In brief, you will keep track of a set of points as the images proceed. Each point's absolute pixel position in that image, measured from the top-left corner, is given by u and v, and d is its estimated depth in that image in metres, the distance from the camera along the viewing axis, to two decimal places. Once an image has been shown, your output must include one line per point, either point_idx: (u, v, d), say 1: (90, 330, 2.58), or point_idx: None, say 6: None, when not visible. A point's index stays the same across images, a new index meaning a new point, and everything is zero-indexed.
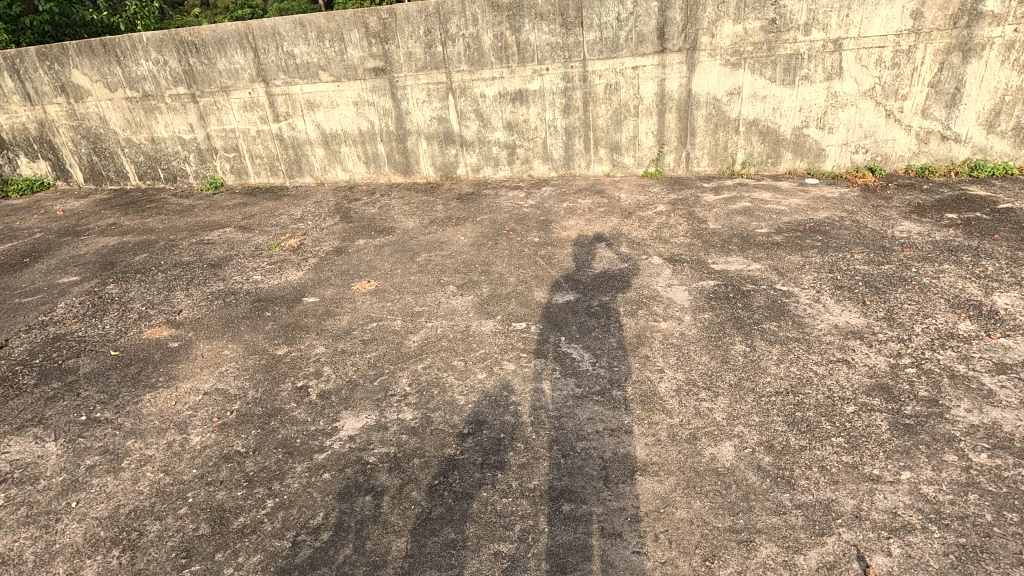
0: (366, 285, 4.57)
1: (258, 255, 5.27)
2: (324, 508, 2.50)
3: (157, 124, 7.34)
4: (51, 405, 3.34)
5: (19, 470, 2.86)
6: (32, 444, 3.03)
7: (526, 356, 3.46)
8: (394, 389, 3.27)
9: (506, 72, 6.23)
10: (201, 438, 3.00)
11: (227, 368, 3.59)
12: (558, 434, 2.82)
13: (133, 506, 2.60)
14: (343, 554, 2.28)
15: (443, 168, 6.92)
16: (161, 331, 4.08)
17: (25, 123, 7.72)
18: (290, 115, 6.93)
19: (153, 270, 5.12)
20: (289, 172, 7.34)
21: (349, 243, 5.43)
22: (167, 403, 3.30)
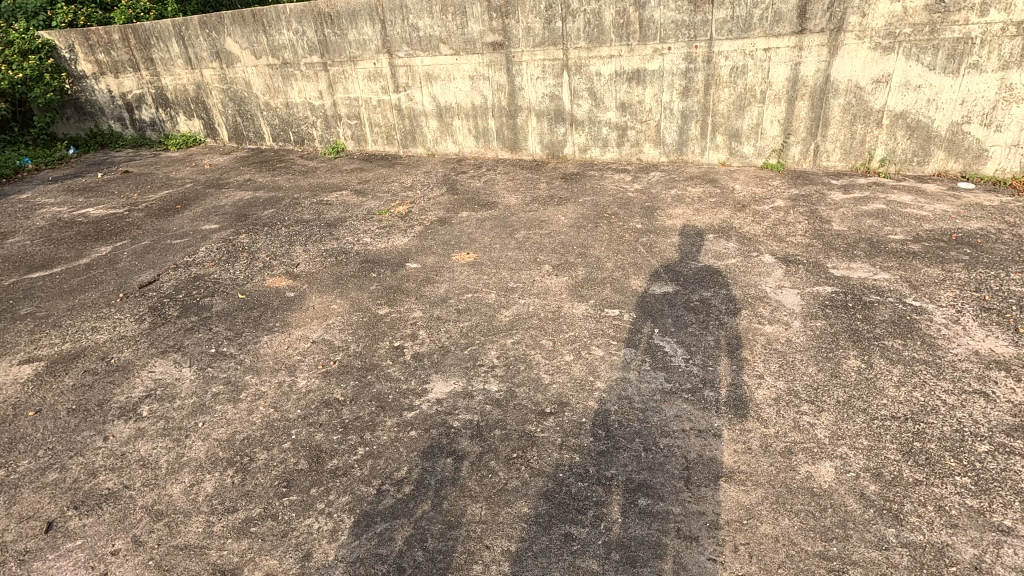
0: (465, 257, 4.69)
1: (369, 219, 5.59)
2: (408, 463, 2.64)
3: (292, 90, 7.95)
4: (188, 336, 3.80)
5: (161, 387, 3.31)
6: (171, 367, 3.48)
7: (616, 344, 3.40)
8: (483, 359, 3.36)
9: (625, 50, 6.03)
10: (307, 381, 3.28)
11: (333, 321, 3.88)
12: (642, 426, 2.76)
13: (247, 433, 2.91)
14: (421, 509, 2.41)
15: (551, 146, 6.88)
16: (281, 281, 4.48)
17: (185, 84, 8.68)
18: (409, 86, 7.20)
19: (278, 224, 5.61)
20: (403, 141, 7.66)
21: (453, 214, 5.59)
22: (281, 346, 3.63)
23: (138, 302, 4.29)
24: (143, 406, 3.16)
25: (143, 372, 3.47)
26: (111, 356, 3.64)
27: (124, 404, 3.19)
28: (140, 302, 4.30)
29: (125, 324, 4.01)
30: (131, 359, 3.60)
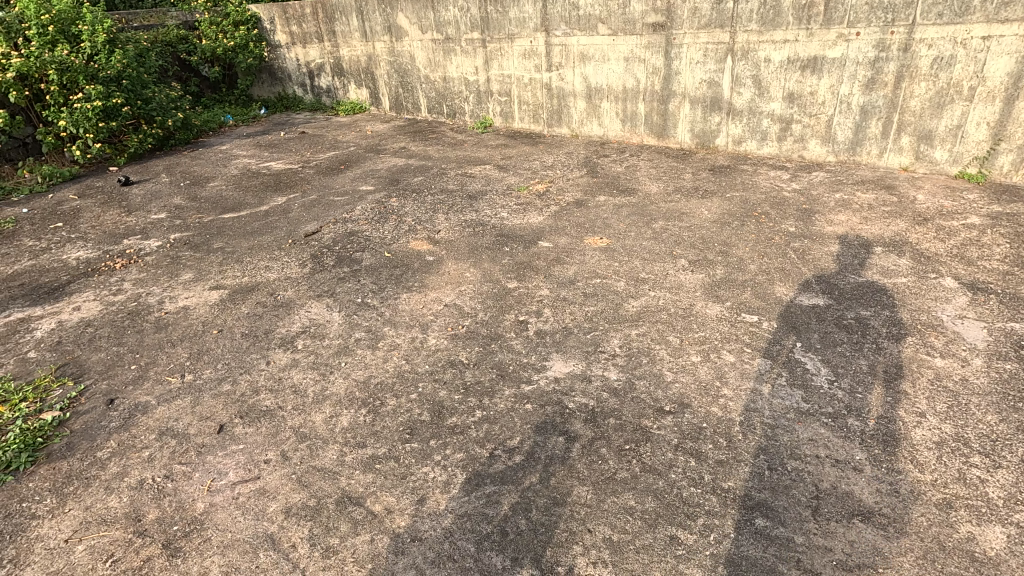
0: (598, 241, 4.64)
1: (508, 194, 5.74)
2: (521, 434, 2.73)
3: (451, 65, 8.33)
4: (340, 284, 4.22)
5: (314, 326, 3.73)
6: (324, 310, 3.90)
7: (749, 352, 3.18)
8: (605, 346, 3.33)
9: (802, 35, 5.48)
10: (436, 341, 3.50)
11: (465, 288, 4.07)
12: (769, 443, 2.57)
13: (380, 379, 3.19)
14: (529, 480, 2.47)
15: (701, 135, 6.51)
16: (423, 245, 4.78)
17: (359, 56, 9.48)
18: (562, 65, 7.20)
19: (425, 191, 5.97)
20: (549, 120, 7.71)
21: (590, 197, 5.55)
22: (417, 305, 3.90)
23: (303, 249, 4.84)
24: (299, 340, 3.59)
25: (301, 311, 3.92)
26: (278, 293, 4.16)
27: (285, 336, 3.65)
28: (304, 249, 4.84)
29: (291, 266, 4.55)
30: (293, 298, 4.09)
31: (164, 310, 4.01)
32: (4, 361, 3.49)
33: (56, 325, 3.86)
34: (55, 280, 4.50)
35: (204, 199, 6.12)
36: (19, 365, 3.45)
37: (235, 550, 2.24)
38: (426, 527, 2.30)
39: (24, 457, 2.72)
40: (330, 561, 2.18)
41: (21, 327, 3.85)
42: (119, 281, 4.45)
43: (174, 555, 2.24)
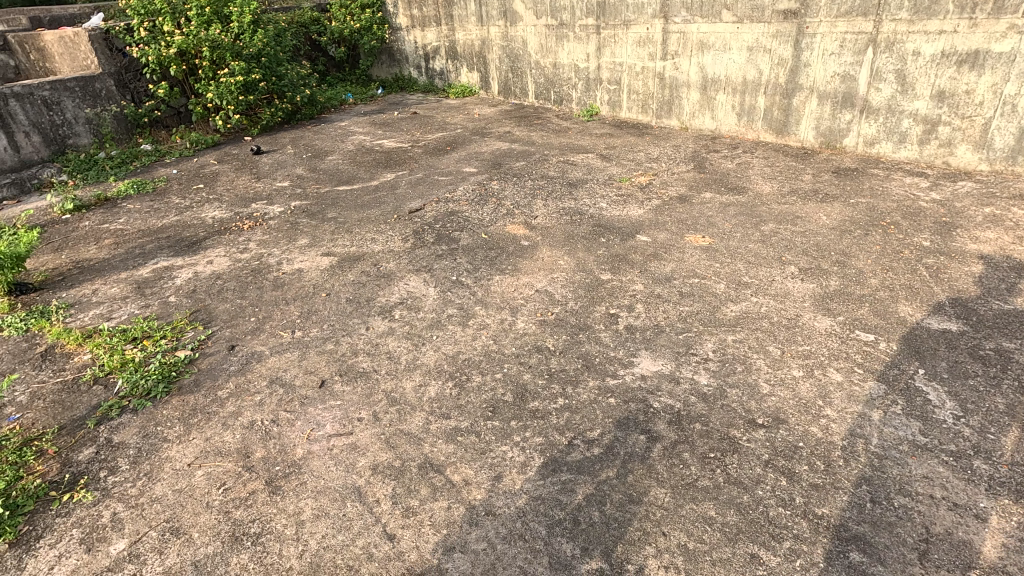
0: (699, 240, 4.45)
1: (609, 185, 5.64)
2: (602, 427, 2.70)
3: (562, 51, 8.28)
4: (437, 261, 4.39)
5: (411, 298, 3.91)
6: (421, 284, 4.08)
7: (861, 373, 2.92)
8: (697, 349, 3.20)
9: (964, 25, 4.84)
10: (525, 324, 3.54)
11: (558, 276, 4.07)
12: (874, 474, 2.35)
13: (468, 356, 3.29)
14: (606, 474, 2.45)
15: (827, 134, 6.00)
16: (519, 230, 4.84)
17: (473, 40, 9.68)
18: (678, 54, 6.91)
19: (525, 176, 6.02)
20: (659, 111, 7.45)
21: (695, 193, 5.32)
22: (509, 288, 3.96)
23: (406, 224, 5.07)
24: (396, 311, 3.78)
25: (400, 283, 4.12)
26: (381, 264, 4.40)
27: (384, 305, 3.86)
28: (408, 224, 5.07)
29: (394, 240, 4.79)
30: (394, 270, 4.30)
31: (281, 271, 4.38)
32: (150, 303, 3.99)
33: (192, 276, 4.35)
34: (194, 236, 5.05)
35: (322, 171, 6.58)
36: (162, 307, 3.93)
37: (326, 496, 2.44)
38: (500, 503, 2.35)
39: (161, 387, 3.11)
40: (409, 521, 2.30)
41: (165, 274, 4.38)
42: (246, 241, 4.92)
43: (275, 492, 2.47)
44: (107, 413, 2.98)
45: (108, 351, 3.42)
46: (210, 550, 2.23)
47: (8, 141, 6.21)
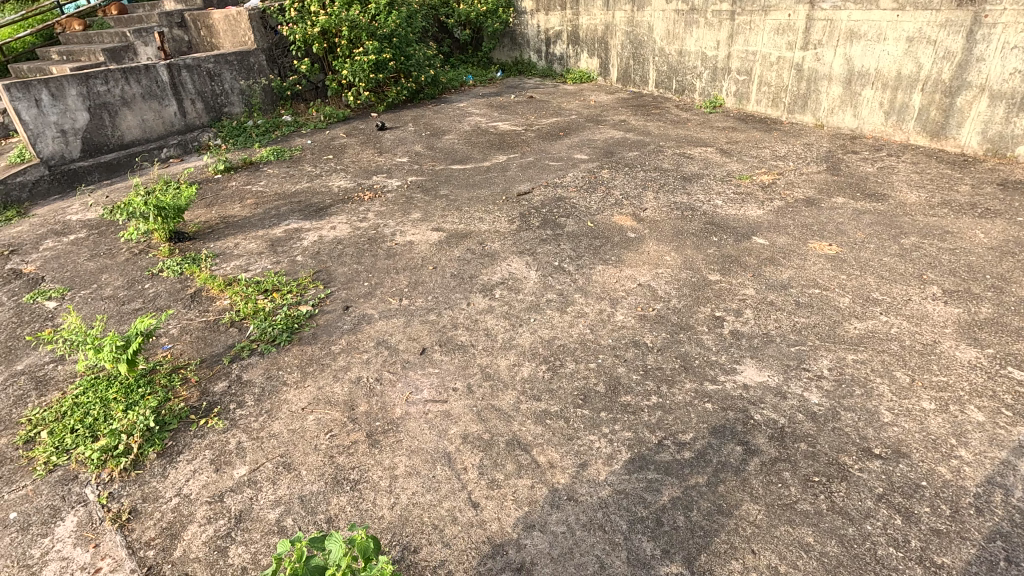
0: (824, 248, 4.10)
1: (727, 181, 5.35)
2: (696, 432, 2.61)
3: (690, 38, 7.92)
4: (541, 245, 4.42)
5: (513, 279, 3.98)
6: (523, 266, 4.13)
7: (1009, 416, 2.55)
8: (811, 365, 2.97)
9: None
10: (623, 317, 3.48)
11: (663, 272, 3.95)
12: (1012, 530, 2.07)
13: (563, 342, 3.30)
14: (695, 480, 2.37)
15: (996, 140, 5.23)
16: (626, 221, 4.73)
17: (597, 25, 9.52)
18: (821, 43, 6.33)
19: (638, 167, 5.86)
20: (791, 106, 6.91)
21: (824, 197, 4.89)
22: (610, 279, 3.91)
23: (513, 206, 5.14)
24: (497, 290, 3.87)
25: (503, 263, 4.20)
26: (486, 243, 4.51)
27: (486, 283, 3.96)
28: (515, 207, 5.14)
29: (501, 221, 4.88)
30: (498, 250, 4.40)
31: (394, 241, 4.63)
32: (280, 260, 4.41)
33: (317, 238, 4.73)
34: (321, 202, 5.48)
35: (439, 149, 6.84)
36: (290, 264, 4.32)
37: (419, 456, 2.58)
38: (582, 491, 2.36)
39: (284, 336, 3.44)
40: (492, 493, 2.38)
41: (294, 235, 4.81)
42: (365, 211, 5.26)
43: (374, 446, 2.66)
44: (239, 353, 3.35)
45: (243, 299, 3.84)
46: (314, 488, 2.46)
47: (177, 106, 7.01)
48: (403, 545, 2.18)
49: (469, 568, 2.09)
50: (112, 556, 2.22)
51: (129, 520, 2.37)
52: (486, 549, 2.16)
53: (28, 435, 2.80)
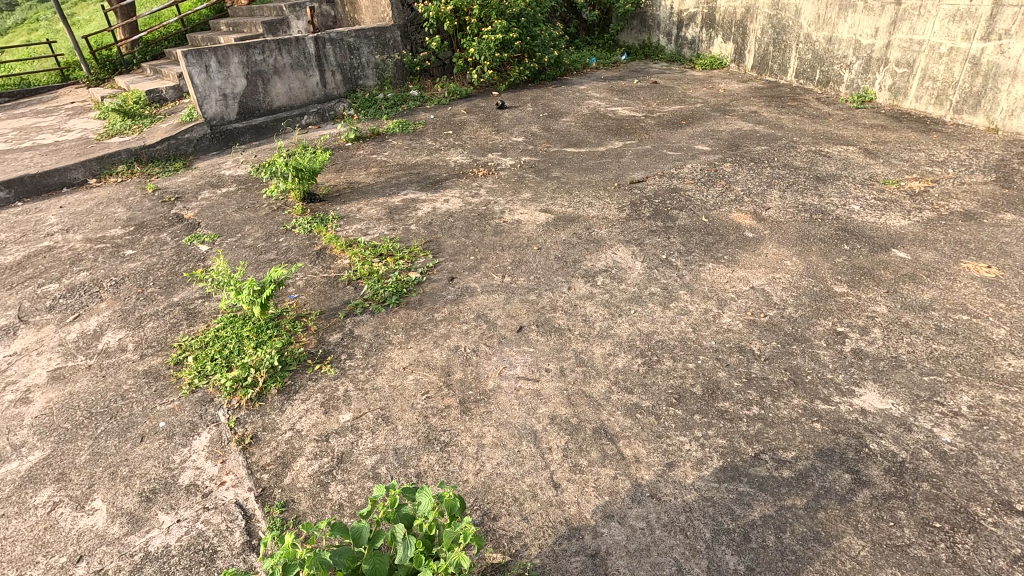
0: (980, 269, 3.59)
1: (868, 185, 4.83)
2: (798, 451, 2.43)
3: (843, 23, 7.18)
4: (650, 236, 4.28)
5: (617, 268, 3.91)
6: (629, 256, 4.04)
7: None
8: (946, 399, 2.64)
9: None
10: (731, 320, 3.30)
11: (780, 277, 3.68)
12: None
13: (662, 338, 3.20)
14: (792, 501, 2.22)
15: None
16: (745, 219, 4.45)
17: (737, 8, 8.92)
18: (1008, 34, 5.48)
19: (765, 163, 5.47)
20: (959, 104, 6.08)
21: (988, 212, 4.27)
22: (721, 279, 3.71)
23: (625, 194, 5.02)
24: (600, 277, 3.82)
25: (608, 251, 4.14)
26: (593, 229, 4.46)
27: (589, 269, 3.93)
28: (626, 195, 5.02)
29: (610, 208, 4.80)
30: (605, 237, 4.33)
31: (502, 219, 4.72)
32: (396, 227, 4.67)
33: (431, 210, 4.95)
34: (437, 176, 5.71)
35: (555, 131, 6.82)
36: (404, 232, 4.56)
37: (506, 430, 2.65)
38: (667, 491, 2.30)
39: (394, 299, 3.66)
40: (574, 477, 2.40)
41: (411, 205, 5.06)
42: (478, 187, 5.40)
43: (465, 413, 2.77)
44: (353, 310, 3.62)
45: (360, 260, 4.13)
46: (408, 443, 2.62)
47: (320, 77, 7.56)
48: (483, 511, 2.27)
49: (544, 544, 2.13)
50: (234, 473, 2.53)
51: (250, 444, 2.68)
52: (562, 530, 2.18)
53: (178, 358, 3.24)
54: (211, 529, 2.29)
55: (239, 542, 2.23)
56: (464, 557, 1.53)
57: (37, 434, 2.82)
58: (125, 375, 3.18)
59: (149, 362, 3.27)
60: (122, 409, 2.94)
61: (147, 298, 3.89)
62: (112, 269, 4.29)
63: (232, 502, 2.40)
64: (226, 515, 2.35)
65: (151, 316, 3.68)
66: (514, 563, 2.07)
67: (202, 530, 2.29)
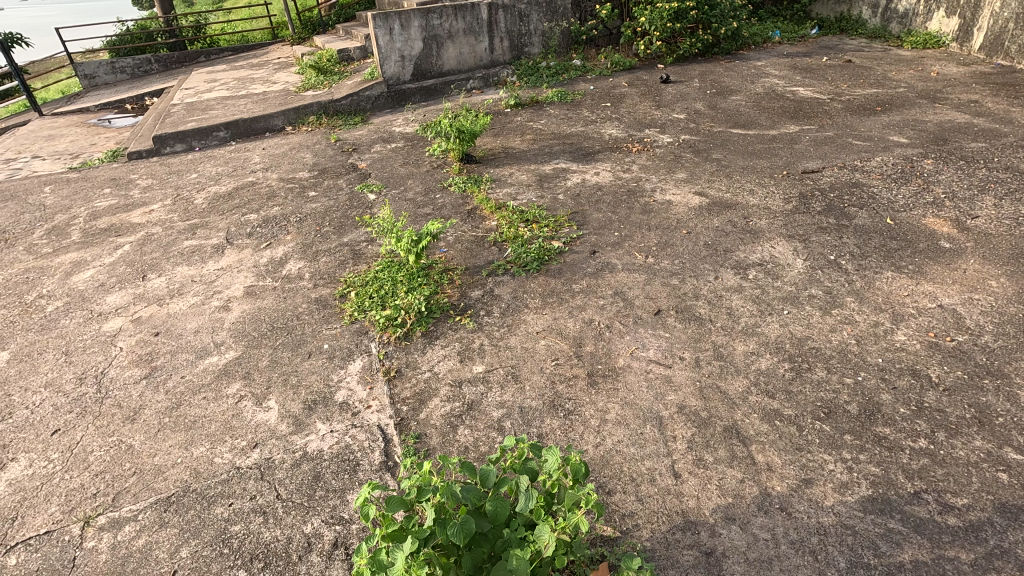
0: None
1: None
2: (972, 500, 2.11)
3: None
4: (818, 233, 3.87)
5: (774, 263, 3.60)
6: (789, 252, 3.69)
7: None
8: None
9: None
10: (906, 339, 2.90)
11: (979, 298, 3.13)
12: None
13: (817, 345, 2.91)
14: (955, 553, 1.95)
15: None
16: (942, 226, 3.83)
17: None
18: None
19: (979, 162, 4.62)
20: None
21: None
22: (900, 290, 3.26)
23: (794, 184, 4.57)
24: (752, 270, 3.55)
25: (766, 244, 3.82)
26: (752, 218, 4.13)
27: (741, 260, 3.67)
28: (795, 185, 4.57)
29: (775, 198, 4.40)
30: (764, 228, 3.99)
31: (652, 198, 4.56)
32: (545, 195, 4.73)
33: (580, 181, 4.93)
34: (591, 147, 5.65)
35: (721, 110, 6.36)
36: (551, 201, 4.61)
37: (631, 410, 2.62)
38: (799, 507, 2.14)
39: (534, 265, 3.74)
40: (697, 471, 2.32)
41: (561, 175, 5.08)
42: (631, 162, 5.25)
43: (592, 385, 2.79)
44: (495, 271, 3.77)
45: (507, 224, 4.26)
46: (533, 404, 2.71)
47: (489, 43, 7.74)
48: (599, 483, 2.30)
49: (657, 530, 2.10)
50: (379, 400, 2.82)
51: (394, 377, 2.96)
52: (678, 520, 2.13)
53: (343, 292, 3.65)
54: (356, 444, 2.60)
55: (378, 461, 2.50)
56: (583, 522, 1.58)
57: (232, 337, 3.37)
58: (301, 299, 3.66)
59: (320, 292, 3.72)
60: (296, 328, 3.40)
61: (322, 235, 4.41)
62: (297, 207, 4.91)
63: (374, 425, 2.69)
64: (369, 434, 2.64)
65: (324, 251, 4.17)
66: (624, 540, 2.07)
67: (349, 443, 2.61)
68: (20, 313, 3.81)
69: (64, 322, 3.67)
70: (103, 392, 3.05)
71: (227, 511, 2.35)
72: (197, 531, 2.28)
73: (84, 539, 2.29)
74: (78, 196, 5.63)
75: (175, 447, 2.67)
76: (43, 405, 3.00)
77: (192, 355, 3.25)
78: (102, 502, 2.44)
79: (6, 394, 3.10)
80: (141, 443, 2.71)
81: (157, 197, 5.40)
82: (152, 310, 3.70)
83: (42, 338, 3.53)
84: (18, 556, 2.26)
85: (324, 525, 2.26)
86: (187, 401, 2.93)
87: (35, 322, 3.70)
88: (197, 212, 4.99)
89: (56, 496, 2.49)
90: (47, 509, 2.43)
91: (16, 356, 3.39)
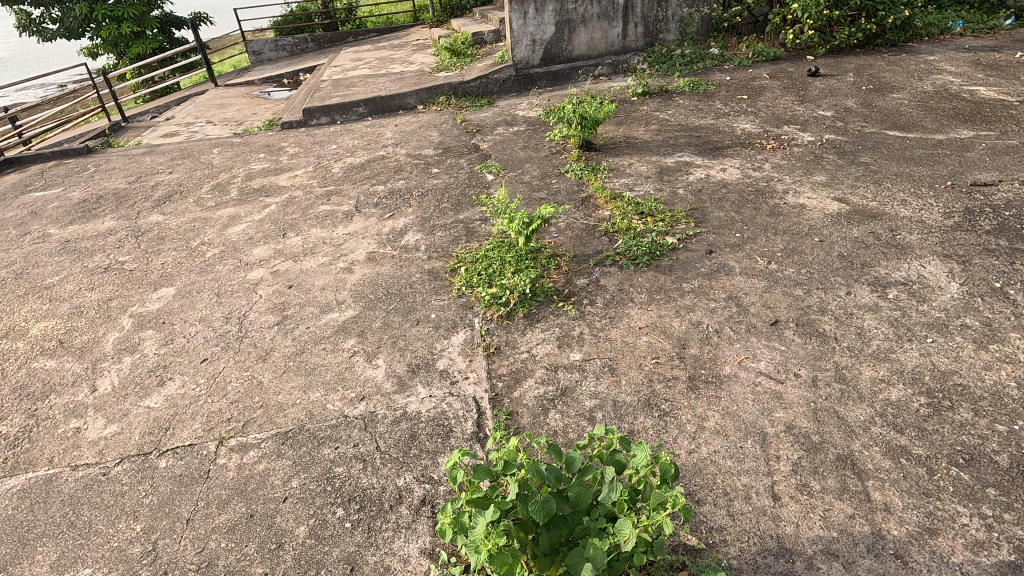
0: None
1: None
2: None
3: None
4: (981, 256, 3.37)
5: (921, 284, 3.19)
6: (942, 274, 3.25)
7: None
8: None
9: None
10: None
11: None
12: None
13: (964, 383, 2.55)
14: None
15: None
16: None
17: None
18: None
19: None
20: None
21: None
22: None
23: (958, 197, 4.00)
24: (893, 289, 3.18)
25: (914, 261, 3.39)
26: (900, 231, 3.68)
27: (881, 277, 3.29)
28: (961, 199, 3.99)
29: (932, 211, 3.88)
30: (914, 244, 3.54)
31: (783, 200, 4.22)
32: (664, 188, 4.56)
33: (704, 176, 4.69)
34: (720, 142, 5.33)
35: (877, 109, 5.68)
36: (670, 195, 4.44)
37: (732, 421, 2.48)
38: (919, 558, 1.91)
39: (645, 259, 3.63)
40: (799, 496, 2.15)
41: (684, 168, 4.86)
42: (763, 160, 4.89)
43: (692, 389, 2.68)
44: (603, 261, 3.72)
45: (621, 215, 4.18)
46: (627, 399, 2.66)
47: (622, 28, 7.51)
48: (689, 491, 2.21)
49: (747, 550, 1.98)
50: (476, 373, 2.93)
51: (493, 353, 3.05)
52: (772, 544, 2.00)
53: (454, 266, 3.81)
54: (451, 411, 2.72)
55: (471, 431, 2.59)
56: (667, 524, 1.53)
57: (353, 297, 3.66)
58: (415, 269, 3.87)
59: (433, 263, 3.92)
60: (407, 296, 3.61)
61: (440, 211, 4.61)
62: (421, 182, 5.18)
63: (469, 396, 2.79)
64: (464, 404, 2.75)
65: (440, 226, 4.37)
66: (708, 553, 1.99)
67: (445, 409, 2.73)
68: (185, 255, 4.42)
69: (219, 267, 4.20)
70: (243, 331, 3.46)
71: (333, 453, 2.57)
72: (307, 466, 2.53)
73: (218, 456, 2.64)
74: (238, 158, 6.38)
75: (295, 389, 2.97)
76: (197, 336, 3.48)
77: (317, 309, 3.58)
78: (234, 426, 2.79)
79: (170, 323, 3.63)
80: (269, 380, 3.05)
81: (301, 164, 5.97)
82: (288, 264, 4.11)
83: (200, 279, 4.07)
84: (167, 461, 2.66)
85: (415, 482, 2.40)
86: (309, 349, 3.24)
87: (196, 265, 4.26)
88: (333, 180, 5.44)
89: (200, 415, 2.88)
90: (192, 425, 2.83)
91: (179, 292, 3.95)
